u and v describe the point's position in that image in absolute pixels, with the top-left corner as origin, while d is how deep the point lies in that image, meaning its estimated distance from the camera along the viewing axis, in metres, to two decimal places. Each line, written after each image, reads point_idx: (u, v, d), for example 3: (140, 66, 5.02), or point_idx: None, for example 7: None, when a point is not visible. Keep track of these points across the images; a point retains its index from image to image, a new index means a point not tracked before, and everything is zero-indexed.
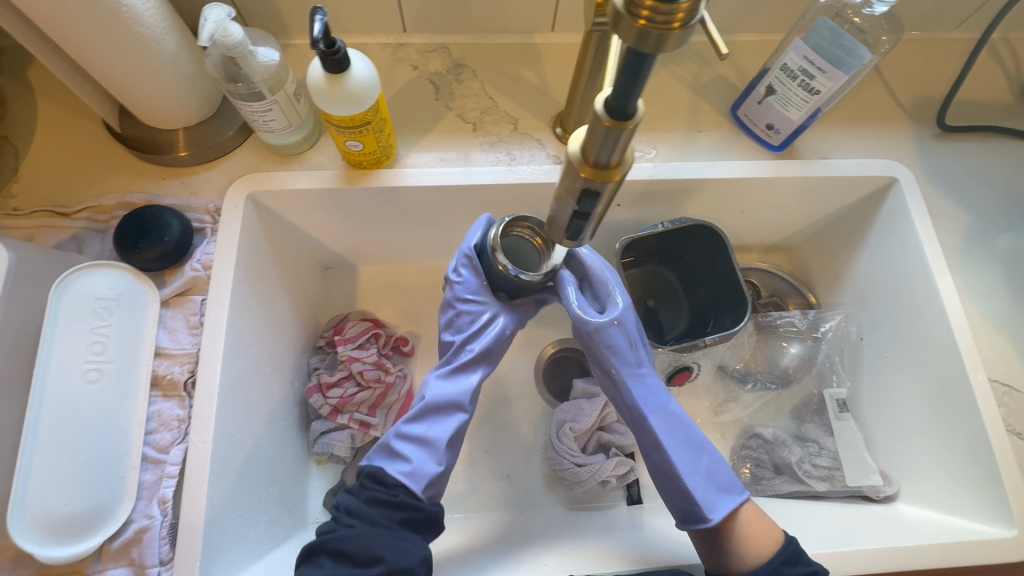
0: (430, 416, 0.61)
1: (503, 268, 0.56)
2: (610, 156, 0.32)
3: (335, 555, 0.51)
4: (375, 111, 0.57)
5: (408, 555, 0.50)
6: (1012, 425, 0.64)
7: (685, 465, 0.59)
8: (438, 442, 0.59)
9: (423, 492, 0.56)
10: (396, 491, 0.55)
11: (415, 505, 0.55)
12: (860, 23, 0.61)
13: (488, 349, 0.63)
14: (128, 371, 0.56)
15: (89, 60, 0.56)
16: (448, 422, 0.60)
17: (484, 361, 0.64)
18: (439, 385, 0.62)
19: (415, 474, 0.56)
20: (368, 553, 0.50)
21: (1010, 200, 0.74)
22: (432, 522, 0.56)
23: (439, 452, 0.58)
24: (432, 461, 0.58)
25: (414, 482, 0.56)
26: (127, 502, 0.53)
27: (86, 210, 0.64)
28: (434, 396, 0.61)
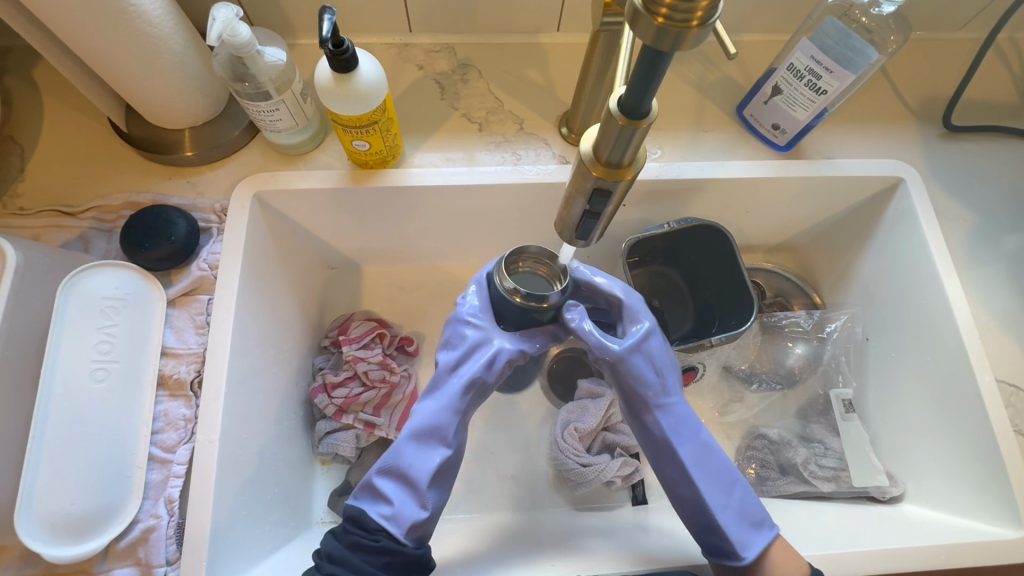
0: (414, 446, 0.58)
1: (515, 295, 0.57)
2: (623, 155, 0.32)
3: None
4: (382, 110, 0.57)
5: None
6: (1019, 425, 0.64)
7: (716, 499, 0.59)
8: (422, 481, 0.56)
9: (405, 538, 0.54)
10: (378, 536, 0.53)
11: (396, 549, 0.52)
12: (868, 23, 0.61)
13: (478, 378, 0.61)
14: (134, 370, 0.56)
15: (96, 60, 0.56)
16: (434, 457, 0.58)
17: (477, 391, 0.61)
18: (431, 414, 0.60)
19: (397, 518, 0.54)
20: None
21: (1016, 200, 0.74)
22: (419, 564, 0.54)
23: (422, 493, 0.56)
24: (415, 504, 0.56)
25: (395, 526, 0.54)
26: (134, 502, 0.53)
27: (92, 209, 0.64)
28: (422, 427, 0.59)
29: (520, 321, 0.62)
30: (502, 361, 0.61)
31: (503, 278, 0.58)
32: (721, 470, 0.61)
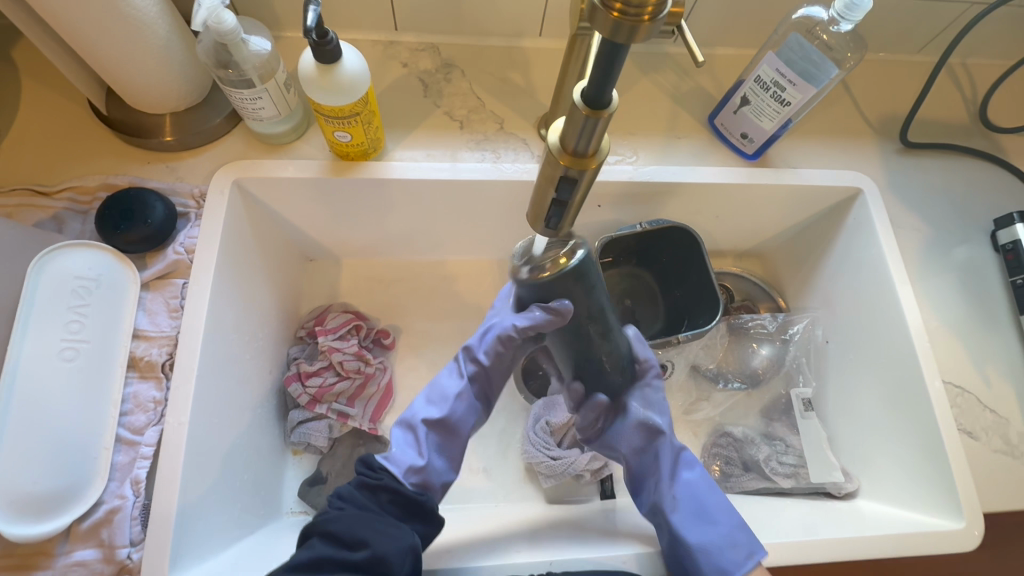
0: (434, 402, 0.64)
1: (518, 274, 0.50)
2: (587, 145, 0.34)
3: (323, 536, 0.49)
4: (364, 102, 0.59)
5: (395, 541, 0.49)
6: (964, 424, 0.68)
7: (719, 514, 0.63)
8: (421, 429, 0.61)
9: (406, 478, 0.58)
10: (381, 475, 0.56)
11: (395, 488, 0.55)
12: (828, 40, 0.64)
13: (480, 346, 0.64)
14: (104, 351, 0.56)
15: (80, 41, 0.56)
16: (435, 409, 0.63)
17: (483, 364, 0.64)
18: (443, 376, 0.66)
19: (394, 459, 0.59)
20: (355, 536, 0.49)
21: (966, 213, 0.79)
22: (422, 511, 0.56)
23: (421, 442, 0.61)
24: (412, 452, 0.60)
25: (392, 466, 0.58)
26: (99, 482, 0.52)
27: (67, 190, 0.63)
28: (432, 385, 0.65)
29: (539, 301, 0.54)
30: (495, 335, 0.62)
31: (516, 267, 0.51)
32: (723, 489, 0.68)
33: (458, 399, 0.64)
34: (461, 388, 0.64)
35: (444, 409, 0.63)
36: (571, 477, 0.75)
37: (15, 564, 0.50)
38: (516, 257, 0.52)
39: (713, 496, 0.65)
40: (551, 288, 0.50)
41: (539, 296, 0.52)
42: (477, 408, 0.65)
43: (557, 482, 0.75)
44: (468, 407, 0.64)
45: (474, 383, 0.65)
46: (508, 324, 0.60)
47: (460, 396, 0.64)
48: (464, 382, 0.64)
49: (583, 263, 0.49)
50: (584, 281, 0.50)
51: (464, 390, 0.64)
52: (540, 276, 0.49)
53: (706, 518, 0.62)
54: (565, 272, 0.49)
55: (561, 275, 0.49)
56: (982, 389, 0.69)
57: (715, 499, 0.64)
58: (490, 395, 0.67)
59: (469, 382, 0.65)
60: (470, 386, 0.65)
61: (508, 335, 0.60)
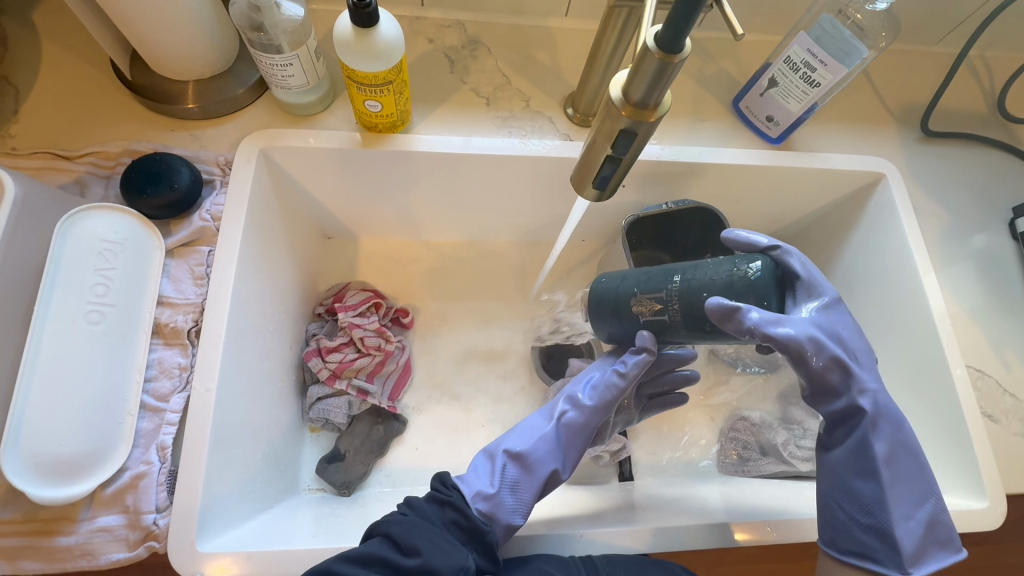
0: (523, 434, 0.62)
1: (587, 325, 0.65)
2: (652, 96, 0.34)
3: (384, 537, 0.49)
4: (397, 70, 0.58)
5: (447, 559, 0.48)
6: (984, 408, 0.68)
7: (868, 494, 0.54)
8: (501, 457, 0.60)
9: (473, 504, 0.55)
10: (452, 493, 0.55)
11: (461, 508, 0.54)
12: (861, 20, 0.64)
13: (578, 395, 0.63)
14: (129, 316, 0.55)
15: (110, 1, 0.55)
16: (519, 442, 0.61)
17: (580, 410, 0.63)
18: (534, 416, 0.64)
19: (466, 482, 0.57)
20: (410, 544, 0.48)
21: (985, 202, 0.80)
22: (480, 537, 0.53)
23: (495, 471, 0.58)
24: (485, 479, 0.58)
25: (465, 487, 0.57)
26: (123, 448, 0.51)
27: (90, 154, 0.62)
28: (523, 423, 0.64)
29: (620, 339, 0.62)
30: (597, 381, 0.63)
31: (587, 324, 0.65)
32: (919, 474, 0.55)
33: (543, 443, 0.61)
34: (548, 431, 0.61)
35: (528, 444, 0.61)
36: (590, 458, 0.75)
37: (38, 528, 0.49)
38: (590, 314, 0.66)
39: (867, 485, 0.54)
40: (609, 313, 0.60)
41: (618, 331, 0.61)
42: (560, 455, 0.61)
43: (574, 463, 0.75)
44: (550, 450, 0.61)
45: (565, 431, 0.62)
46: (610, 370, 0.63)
47: (547, 440, 0.61)
48: (552, 424, 0.62)
49: (601, 283, 0.61)
50: (617, 296, 0.58)
51: (551, 435, 0.61)
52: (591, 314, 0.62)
53: (850, 494, 0.55)
54: (597, 301, 0.61)
55: (600, 305, 0.60)
56: (1002, 373, 0.70)
57: (863, 490, 0.54)
58: (579, 445, 0.63)
59: (558, 426, 0.62)
60: (560, 433, 0.62)
61: (612, 378, 0.62)
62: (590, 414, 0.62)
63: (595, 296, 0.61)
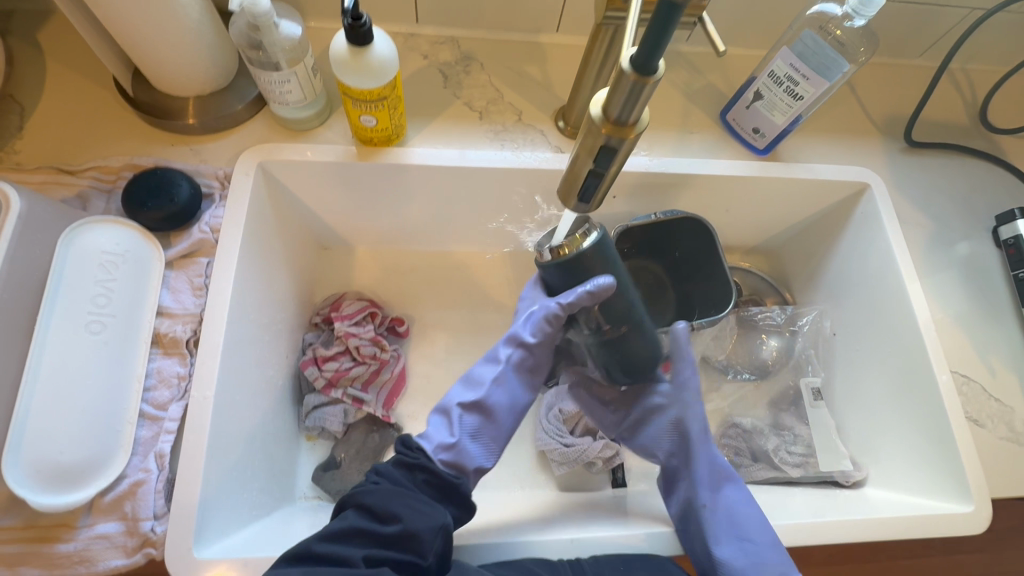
0: (469, 384, 0.62)
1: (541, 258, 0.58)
2: (630, 114, 0.35)
3: (358, 508, 0.50)
4: (391, 86, 0.60)
5: (426, 519, 0.49)
6: (970, 412, 0.69)
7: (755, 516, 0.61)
8: (456, 411, 0.59)
9: (437, 455, 0.56)
10: (417, 455, 0.55)
11: (431, 468, 0.54)
12: (840, 36, 0.66)
13: (518, 332, 0.62)
14: (130, 325, 0.56)
15: (113, 21, 0.57)
16: (470, 392, 0.61)
17: (522, 346, 0.62)
18: (479, 363, 0.64)
19: (428, 437, 0.57)
20: (388, 510, 0.50)
21: (968, 211, 0.81)
22: (456, 495, 0.55)
23: (452, 422, 0.58)
24: (447, 432, 0.58)
25: (426, 443, 0.57)
26: (122, 456, 0.53)
27: (92, 169, 0.64)
28: (469, 373, 0.63)
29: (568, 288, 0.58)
30: (537, 319, 0.61)
31: (540, 254, 0.58)
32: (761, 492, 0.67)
33: (496, 385, 0.61)
34: (498, 373, 0.61)
35: (480, 392, 0.60)
36: (583, 465, 0.76)
37: (38, 535, 0.50)
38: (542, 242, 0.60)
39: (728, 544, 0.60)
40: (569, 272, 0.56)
41: (562, 282, 0.58)
42: (516, 394, 0.62)
43: (569, 470, 0.76)
44: (506, 391, 0.62)
45: (512, 369, 0.63)
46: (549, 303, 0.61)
47: (498, 381, 0.61)
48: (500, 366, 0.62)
49: (600, 241, 0.55)
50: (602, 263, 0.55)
51: (501, 374, 0.62)
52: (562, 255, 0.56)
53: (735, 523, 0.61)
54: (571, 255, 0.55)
55: (580, 256, 0.54)
56: (987, 378, 0.71)
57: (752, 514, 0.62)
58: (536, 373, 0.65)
59: (506, 366, 0.62)
60: (510, 372, 0.62)
61: (553, 317, 0.60)
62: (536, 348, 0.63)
63: (588, 244, 0.55)
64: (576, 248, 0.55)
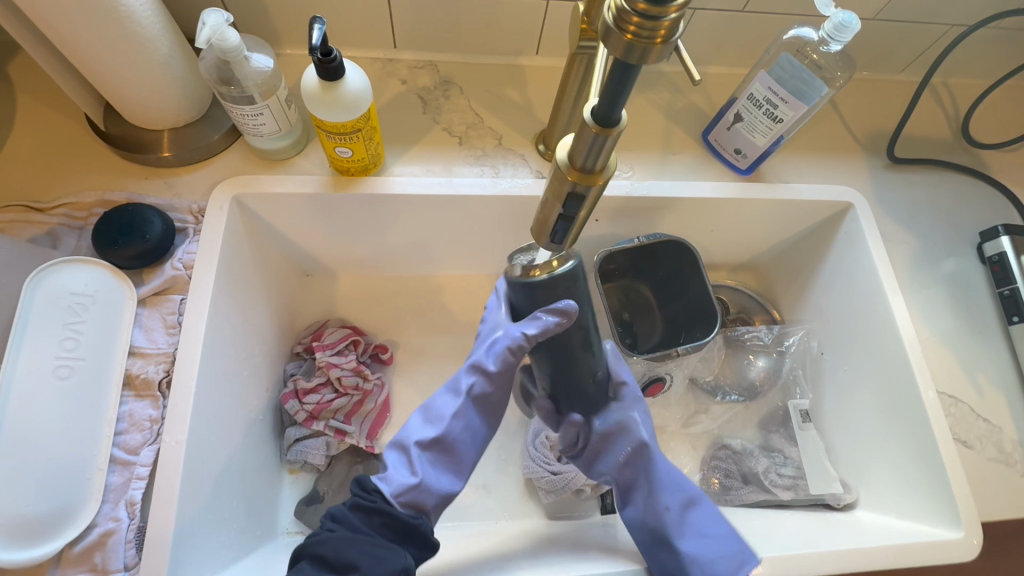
0: (427, 417, 0.61)
1: (512, 270, 0.53)
2: (594, 161, 0.35)
3: (314, 558, 0.50)
4: (366, 119, 0.59)
5: (385, 566, 0.49)
6: (958, 434, 0.68)
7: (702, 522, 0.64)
8: (415, 449, 0.58)
9: (396, 499, 0.55)
10: (374, 497, 0.55)
11: (388, 511, 0.54)
12: (818, 60, 0.66)
13: (483, 358, 0.60)
14: (100, 368, 0.55)
15: (80, 58, 0.56)
16: (429, 429, 0.60)
17: (484, 376, 0.61)
18: (439, 395, 0.62)
19: (388, 479, 0.56)
20: (343, 560, 0.49)
21: (952, 227, 0.81)
22: (415, 535, 0.54)
23: (413, 459, 0.58)
24: (407, 471, 0.57)
25: (385, 485, 0.56)
26: (91, 505, 0.51)
27: (64, 206, 0.63)
28: (429, 405, 0.62)
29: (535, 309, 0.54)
30: (500, 347, 0.58)
31: (512, 265, 0.53)
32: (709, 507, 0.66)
33: (457, 418, 0.60)
34: (459, 407, 0.60)
35: (439, 427, 0.59)
36: (571, 492, 0.75)
37: None
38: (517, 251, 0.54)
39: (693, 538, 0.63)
40: (539, 292, 0.52)
41: (528, 303, 0.54)
42: (477, 426, 0.61)
43: (557, 497, 0.75)
44: (466, 424, 0.60)
45: (474, 401, 0.61)
46: (514, 334, 0.57)
47: (458, 415, 0.60)
48: (460, 399, 0.60)
49: (575, 271, 0.51)
50: (573, 288, 0.52)
51: (462, 408, 0.60)
52: (533, 275, 0.51)
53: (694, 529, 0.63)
54: (554, 277, 0.51)
55: (553, 281, 0.51)
56: (975, 398, 0.70)
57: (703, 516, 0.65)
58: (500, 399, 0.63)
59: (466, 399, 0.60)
60: (470, 405, 0.61)
61: (516, 347, 0.57)
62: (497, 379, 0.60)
63: (564, 272, 0.51)
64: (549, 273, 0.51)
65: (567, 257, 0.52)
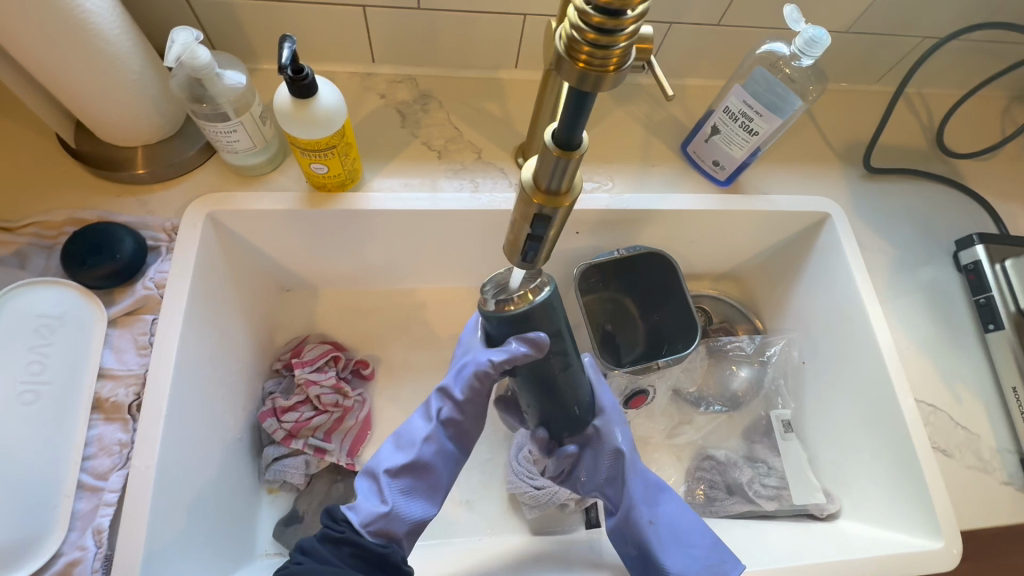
0: (398, 444, 0.61)
1: (485, 305, 0.52)
2: (559, 184, 0.35)
3: None
4: (340, 135, 0.59)
5: None
6: (937, 442, 0.69)
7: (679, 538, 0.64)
8: (384, 476, 0.58)
9: (366, 528, 0.55)
10: (344, 527, 0.54)
11: (357, 541, 0.53)
12: (790, 74, 0.67)
13: (450, 386, 0.61)
14: (67, 392, 0.54)
15: (48, 78, 0.55)
16: (401, 456, 0.60)
17: (454, 403, 0.61)
18: (411, 420, 0.62)
19: (357, 508, 0.56)
20: None
21: (929, 236, 0.82)
22: (387, 563, 0.53)
23: (382, 487, 0.57)
24: (377, 499, 0.57)
25: (353, 514, 0.56)
26: (57, 533, 0.50)
27: (33, 225, 0.61)
28: (400, 431, 0.62)
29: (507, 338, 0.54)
30: (468, 372, 0.59)
31: (485, 301, 0.52)
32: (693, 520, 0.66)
33: (428, 443, 0.60)
34: (430, 431, 0.60)
35: (410, 452, 0.59)
36: (555, 506, 0.74)
37: None
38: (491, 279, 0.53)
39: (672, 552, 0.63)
40: (518, 323, 0.52)
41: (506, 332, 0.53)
42: (450, 451, 0.61)
43: (541, 512, 0.74)
44: (438, 449, 0.60)
45: (444, 426, 0.62)
46: (482, 359, 0.58)
47: (429, 439, 0.60)
48: (431, 425, 0.60)
49: (551, 299, 0.51)
50: (549, 316, 0.52)
51: (433, 433, 0.61)
52: (507, 310, 0.51)
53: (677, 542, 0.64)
54: (531, 308, 0.51)
55: (529, 313, 0.51)
56: (953, 406, 0.71)
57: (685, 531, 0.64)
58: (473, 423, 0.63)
59: (436, 424, 0.60)
60: (441, 430, 0.61)
61: (484, 373, 0.57)
62: (466, 404, 0.61)
63: (539, 303, 0.51)
64: (523, 306, 0.51)
65: (541, 286, 0.52)
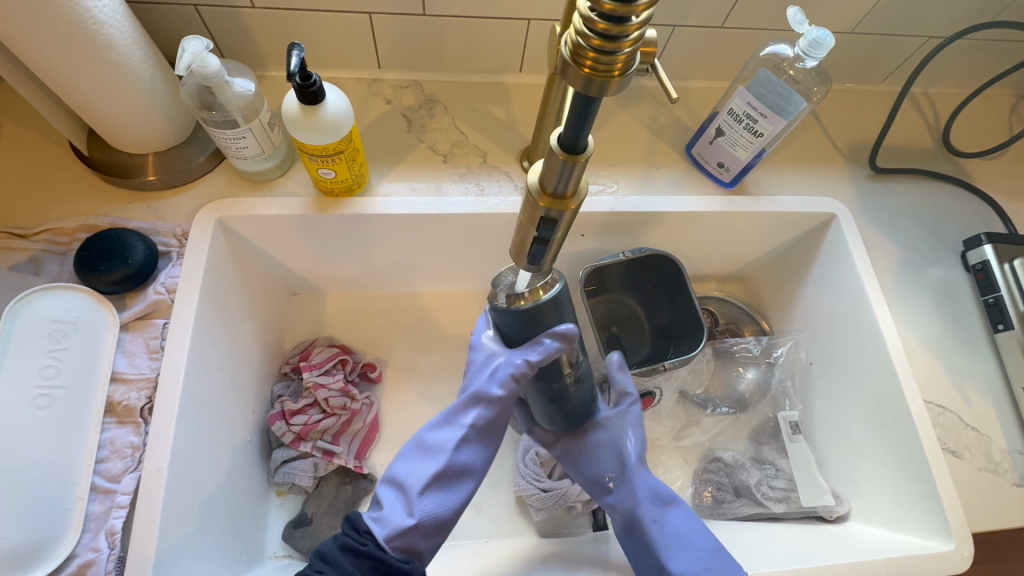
0: (426, 450, 0.60)
1: (497, 299, 0.53)
2: (566, 187, 0.35)
3: None
4: (347, 140, 0.59)
5: None
6: (947, 444, 0.68)
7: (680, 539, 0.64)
8: (412, 487, 0.57)
9: (390, 543, 0.54)
10: (365, 539, 0.53)
11: (380, 556, 0.52)
12: (794, 75, 0.67)
13: (484, 389, 0.59)
14: (81, 395, 0.55)
15: (61, 86, 0.56)
16: (430, 464, 0.59)
17: (486, 407, 0.60)
18: (440, 425, 0.61)
19: (382, 520, 0.55)
20: None
21: (936, 235, 0.81)
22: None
23: (411, 499, 0.56)
24: (403, 510, 0.56)
25: (378, 527, 0.55)
26: (71, 535, 0.51)
27: (46, 231, 0.62)
28: (428, 437, 0.61)
29: (530, 335, 0.54)
30: (503, 376, 0.57)
31: (495, 294, 0.53)
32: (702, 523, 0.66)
33: (457, 449, 0.59)
34: (460, 439, 0.59)
35: (439, 462, 0.58)
36: (562, 508, 0.75)
37: None
38: (502, 274, 0.54)
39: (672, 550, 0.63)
40: (528, 318, 0.52)
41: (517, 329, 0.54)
42: (481, 456, 0.60)
43: (548, 515, 0.74)
44: (467, 457, 0.59)
45: (475, 431, 0.60)
46: (516, 361, 0.57)
47: (460, 447, 0.59)
48: (461, 431, 0.59)
49: (562, 295, 0.52)
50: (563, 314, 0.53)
51: (463, 440, 0.59)
52: (518, 304, 0.51)
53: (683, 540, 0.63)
54: (542, 304, 0.51)
55: (539, 308, 0.51)
56: (963, 407, 0.70)
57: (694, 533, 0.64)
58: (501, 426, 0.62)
59: (467, 431, 0.59)
60: (472, 435, 0.60)
61: (518, 375, 0.56)
62: (498, 408, 0.60)
63: (550, 298, 0.51)
64: (535, 299, 0.51)
65: (552, 281, 0.52)
